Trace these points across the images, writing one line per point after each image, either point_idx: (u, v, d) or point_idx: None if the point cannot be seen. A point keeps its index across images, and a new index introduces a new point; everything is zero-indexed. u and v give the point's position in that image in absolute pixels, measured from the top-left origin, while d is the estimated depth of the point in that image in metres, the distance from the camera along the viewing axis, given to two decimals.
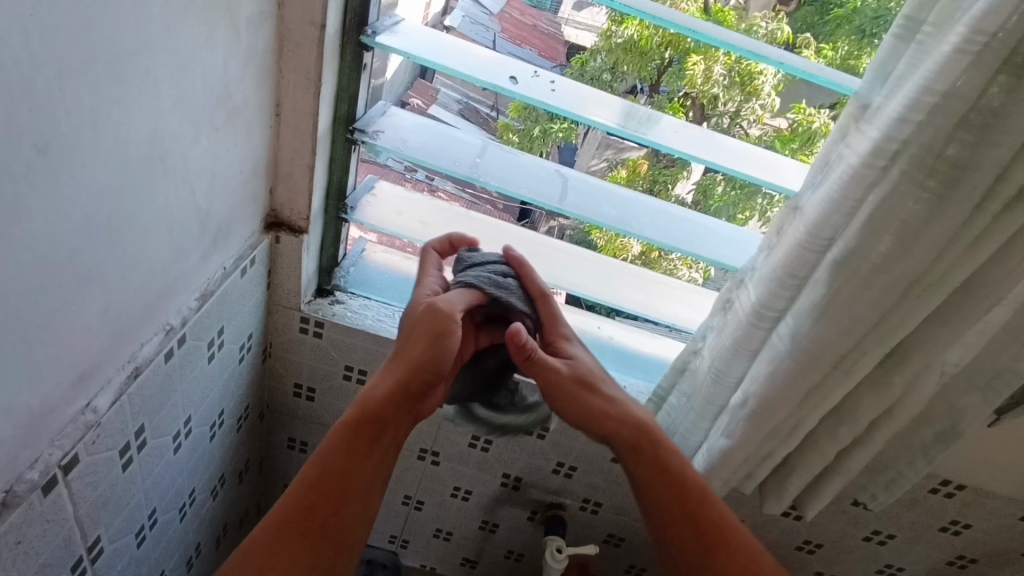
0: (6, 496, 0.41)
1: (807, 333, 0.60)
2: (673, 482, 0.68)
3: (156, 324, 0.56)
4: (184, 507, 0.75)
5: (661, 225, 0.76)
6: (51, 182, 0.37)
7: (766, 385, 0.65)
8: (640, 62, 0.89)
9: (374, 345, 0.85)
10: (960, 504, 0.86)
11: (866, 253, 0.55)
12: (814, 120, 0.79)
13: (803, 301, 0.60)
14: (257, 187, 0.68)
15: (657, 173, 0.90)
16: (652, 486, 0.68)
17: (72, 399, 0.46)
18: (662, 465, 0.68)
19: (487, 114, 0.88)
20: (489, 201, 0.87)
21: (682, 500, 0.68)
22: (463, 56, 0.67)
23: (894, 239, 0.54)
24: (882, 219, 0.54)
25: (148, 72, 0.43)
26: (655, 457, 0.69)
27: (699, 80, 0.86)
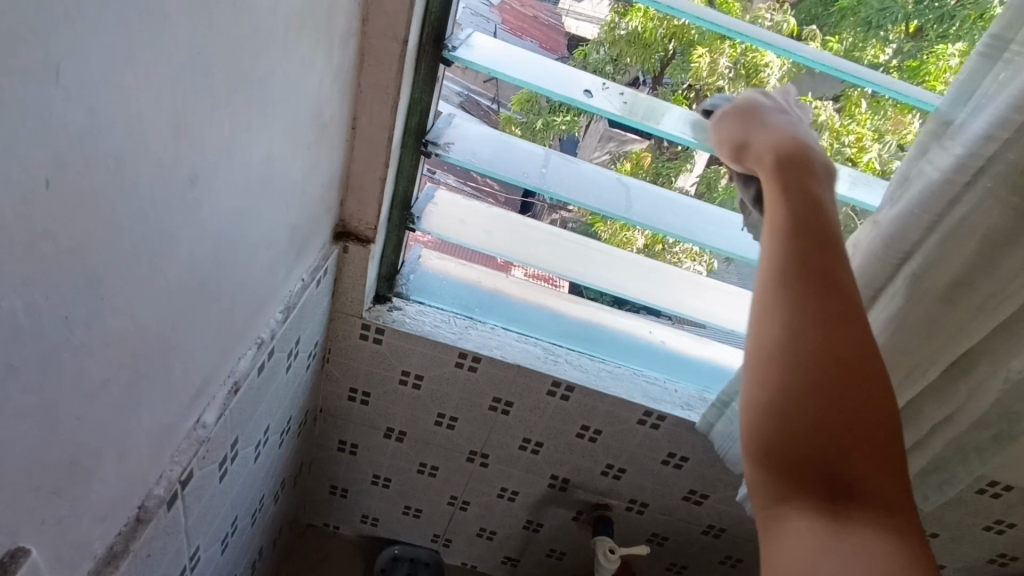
0: (140, 512, 0.43)
1: (880, 345, 0.62)
2: (845, 335, 0.44)
3: (250, 338, 0.57)
4: (254, 513, 0.76)
5: (701, 227, 0.76)
6: (197, 210, 0.38)
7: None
8: (644, 54, 0.79)
9: (432, 351, 0.86)
10: (1006, 503, 0.88)
11: (947, 267, 0.57)
12: (820, 112, 0.74)
13: (878, 312, 0.62)
14: (332, 200, 0.69)
15: (660, 166, 0.86)
16: (803, 320, 0.45)
17: (188, 416, 0.47)
18: (839, 303, 0.45)
19: (488, 107, 0.80)
20: (490, 193, 0.85)
21: (843, 376, 0.43)
22: (536, 70, 0.68)
23: (974, 253, 0.56)
24: (963, 234, 0.55)
25: (269, 97, 0.44)
26: (829, 299, 0.45)
27: (705, 73, 0.79)
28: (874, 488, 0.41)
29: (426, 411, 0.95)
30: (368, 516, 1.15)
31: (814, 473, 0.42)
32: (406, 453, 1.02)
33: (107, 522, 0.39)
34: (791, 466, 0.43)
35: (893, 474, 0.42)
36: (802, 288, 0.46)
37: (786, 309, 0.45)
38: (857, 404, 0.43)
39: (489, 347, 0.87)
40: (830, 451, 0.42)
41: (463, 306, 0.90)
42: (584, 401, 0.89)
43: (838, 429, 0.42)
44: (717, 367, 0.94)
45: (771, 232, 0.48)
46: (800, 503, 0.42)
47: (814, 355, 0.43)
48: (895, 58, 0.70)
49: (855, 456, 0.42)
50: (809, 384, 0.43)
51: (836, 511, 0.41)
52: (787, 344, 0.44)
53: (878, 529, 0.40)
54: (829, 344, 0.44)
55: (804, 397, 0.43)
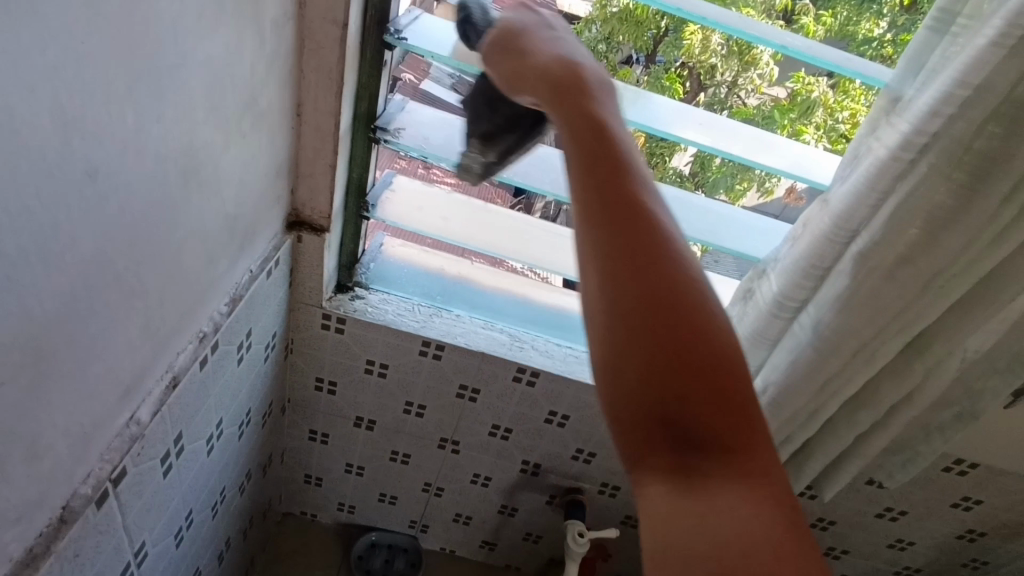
0: (63, 512, 0.42)
1: (828, 324, 0.61)
2: (630, 263, 0.38)
3: (190, 332, 0.56)
4: (216, 505, 0.76)
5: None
6: (101, 205, 0.37)
7: (786, 375, 0.66)
8: (635, 32, 0.77)
9: (395, 340, 0.85)
10: (973, 480, 0.89)
11: (891, 245, 0.56)
12: (811, 88, 0.79)
13: (826, 291, 0.61)
14: (280, 189, 0.68)
15: (654, 147, 0.85)
16: (603, 260, 0.38)
17: (118, 413, 0.46)
18: (624, 224, 0.39)
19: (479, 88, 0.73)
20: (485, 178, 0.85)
21: (684, 317, 0.37)
22: None
23: (920, 230, 0.55)
24: (907, 211, 0.54)
25: (185, 86, 0.42)
26: (626, 228, 0.39)
27: (697, 50, 0.81)
28: (724, 446, 0.36)
29: (394, 400, 0.94)
30: (344, 503, 1.16)
31: (662, 434, 0.36)
32: (378, 442, 1.02)
33: (22, 524, 0.38)
34: (635, 429, 0.37)
35: (744, 428, 0.37)
36: (585, 224, 0.39)
37: (594, 247, 0.39)
38: (671, 346, 0.36)
39: (453, 336, 0.86)
40: (670, 400, 0.36)
41: (427, 294, 0.90)
42: (550, 387, 0.88)
43: (686, 383, 0.36)
44: None
45: (569, 161, 0.42)
46: (654, 464, 0.37)
47: (628, 295, 0.37)
48: (889, 32, 0.66)
49: (701, 409, 0.36)
50: (627, 322, 0.37)
51: (687, 473, 0.36)
52: (609, 283, 0.38)
53: (732, 485, 0.35)
54: (633, 275, 0.37)
55: (638, 348, 0.36)
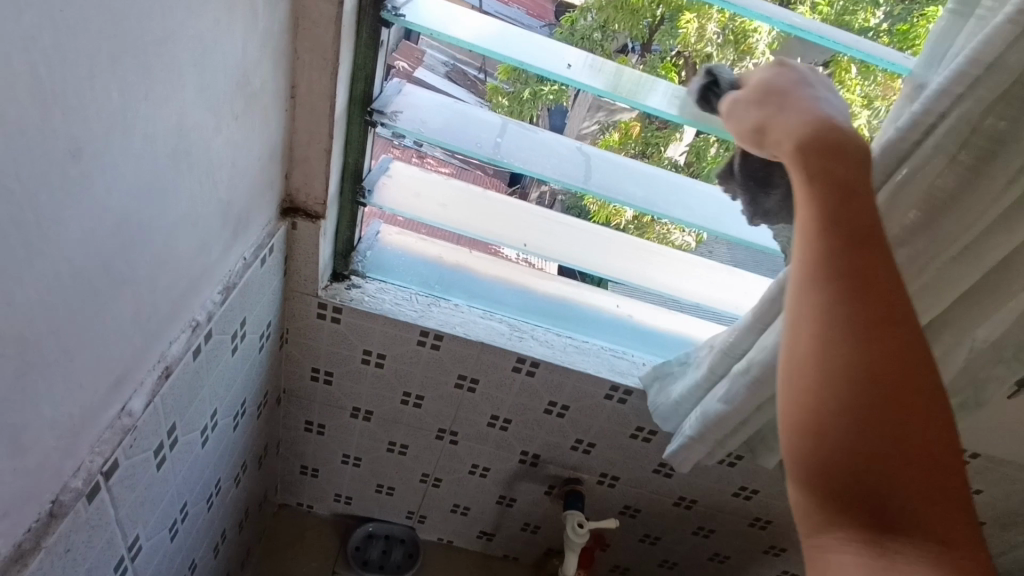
0: (52, 506, 0.40)
1: None
2: (891, 335, 0.39)
3: (183, 321, 0.54)
4: (211, 497, 0.75)
5: (655, 194, 0.73)
6: (86, 186, 0.35)
7: (773, 355, 0.61)
8: (630, 20, 0.78)
9: (393, 329, 0.84)
10: (974, 470, 0.88)
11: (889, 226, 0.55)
12: None
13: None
14: (274, 174, 0.66)
15: (650, 136, 0.83)
16: (844, 341, 0.39)
17: (109, 404, 0.45)
18: (878, 297, 0.40)
19: (474, 77, 0.79)
20: (478, 167, 0.85)
21: (878, 398, 0.38)
22: (489, 32, 0.63)
23: (921, 212, 0.54)
24: (908, 192, 0.53)
25: (173, 63, 0.41)
26: (882, 304, 0.39)
27: (692, 39, 0.75)
28: (937, 523, 0.37)
29: (391, 390, 0.93)
30: (341, 494, 1.15)
31: (860, 506, 0.38)
32: (375, 432, 1.01)
33: (9, 520, 0.37)
34: (836, 500, 0.39)
35: (955, 503, 0.38)
36: (837, 299, 0.40)
37: (826, 326, 0.40)
38: (880, 422, 0.38)
39: (451, 326, 0.84)
40: (876, 475, 0.38)
41: (425, 284, 0.88)
42: (551, 377, 0.87)
43: (879, 459, 0.38)
44: (685, 341, 0.92)
45: (802, 236, 0.42)
46: (844, 535, 0.39)
47: (875, 367, 0.38)
48: (885, 22, 0.66)
49: (908, 484, 0.37)
50: (837, 399, 0.39)
51: (884, 547, 0.37)
52: (843, 360, 0.39)
53: (931, 563, 0.36)
54: (862, 347, 0.39)
55: (841, 423, 0.38)
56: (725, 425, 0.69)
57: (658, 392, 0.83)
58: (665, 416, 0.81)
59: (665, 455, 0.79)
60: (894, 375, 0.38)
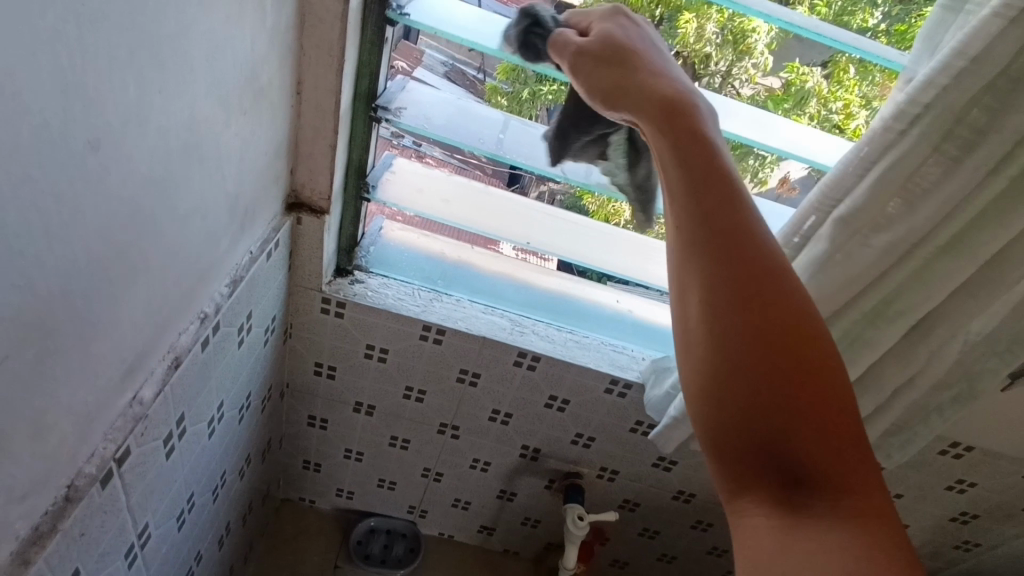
0: (68, 490, 0.42)
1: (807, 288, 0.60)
2: (762, 289, 0.41)
3: (191, 313, 0.55)
4: (216, 489, 0.76)
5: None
6: (103, 177, 0.36)
7: None
8: None
9: (396, 324, 0.85)
10: (968, 463, 0.90)
11: (870, 213, 0.57)
12: (807, 79, 0.74)
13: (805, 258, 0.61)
14: (280, 169, 0.67)
15: None
16: (719, 302, 0.41)
17: (122, 392, 0.46)
18: (743, 255, 0.42)
19: (473, 77, 0.77)
20: (478, 166, 0.84)
21: (760, 352, 0.40)
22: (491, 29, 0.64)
23: (899, 203, 0.56)
24: (891, 180, 0.55)
25: (186, 57, 0.42)
26: (747, 259, 0.42)
27: (691, 39, 0.72)
28: (835, 471, 0.38)
29: (394, 384, 0.94)
30: (343, 489, 1.15)
31: (760, 465, 0.39)
32: (377, 427, 1.02)
33: (28, 502, 0.38)
34: (738, 462, 0.40)
35: (853, 448, 0.39)
36: (711, 262, 0.42)
37: (705, 290, 0.42)
38: (769, 376, 0.39)
39: (454, 321, 0.85)
40: (772, 431, 0.39)
41: (428, 279, 0.89)
42: (551, 371, 0.88)
43: (769, 414, 0.39)
44: None
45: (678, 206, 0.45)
46: (757, 499, 0.40)
47: (752, 322, 0.40)
48: (883, 22, 0.67)
49: (803, 436, 0.39)
50: (722, 360, 0.40)
51: (790, 504, 0.39)
52: (724, 321, 0.41)
53: (836, 511, 0.37)
54: (739, 307, 0.41)
55: (729, 384, 0.40)
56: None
57: (654, 386, 0.84)
58: (657, 406, 0.83)
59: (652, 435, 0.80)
60: (770, 326, 0.40)
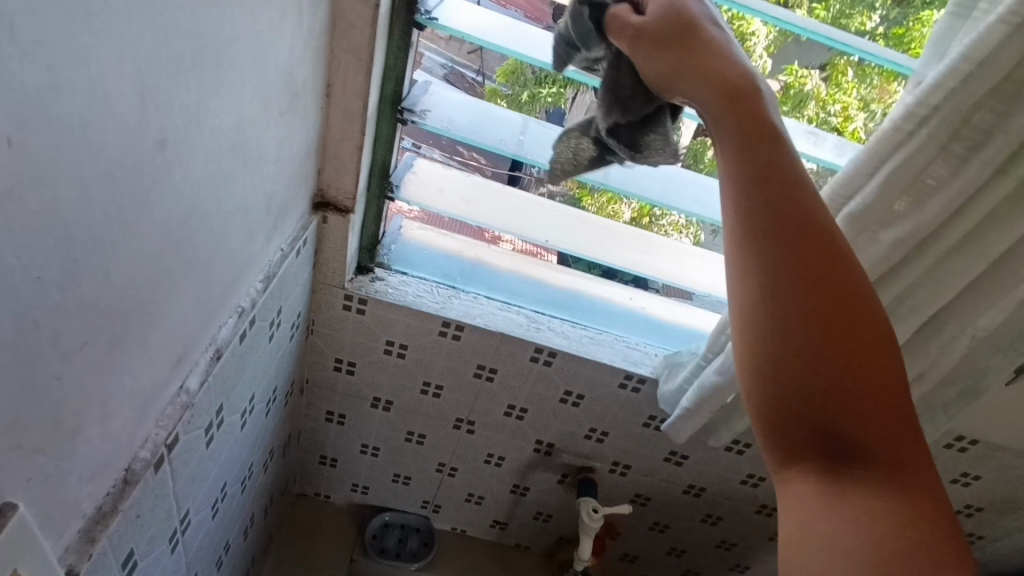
0: (126, 474, 0.44)
1: None
2: (825, 278, 0.44)
3: (230, 307, 0.57)
4: (244, 481, 0.78)
5: (667, 188, 0.77)
6: (167, 174, 0.38)
7: None
8: None
9: (416, 320, 0.87)
10: (973, 456, 0.92)
11: (879, 210, 0.59)
12: (805, 82, 0.75)
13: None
14: (309, 169, 0.69)
15: None
16: (783, 287, 0.44)
17: (171, 381, 0.48)
18: (810, 245, 0.45)
19: (472, 79, 0.77)
20: (477, 168, 0.84)
21: (821, 335, 0.43)
22: (504, 31, 0.66)
23: (907, 201, 0.58)
24: (898, 178, 0.57)
25: (237, 62, 0.44)
26: (812, 250, 0.45)
27: None
28: (885, 448, 0.42)
29: (412, 380, 0.96)
30: (358, 484, 1.18)
31: (811, 436, 0.43)
32: (394, 422, 1.04)
33: (93, 483, 0.40)
34: (788, 432, 0.44)
35: (902, 427, 0.43)
36: (776, 249, 0.45)
37: (767, 275, 0.45)
38: (832, 359, 0.43)
39: (472, 316, 0.88)
40: (830, 410, 0.42)
41: (446, 276, 0.91)
42: (567, 366, 0.90)
43: (826, 392, 0.42)
44: (694, 332, 0.96)
45: (742, 193, 0.47)
46: (805, 471, 0.44)
47: (816, 310, 0.43)
48: (881, 25, 0.69)
49: (859, 413, 0.42)
50: (787, 342, 0.44)
51: (836, 473, 0.43)
52: (788, 307, 0.44)
53: (886, 485, 0.41)
54: (806, 295, 0.44)
55: (791, 365, 0.43)
56: (721, 398, 0.73)
57: (666, 380, 0.87)
58: (669, 398, 0.85)
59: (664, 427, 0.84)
60: (835, 313, 0.43)
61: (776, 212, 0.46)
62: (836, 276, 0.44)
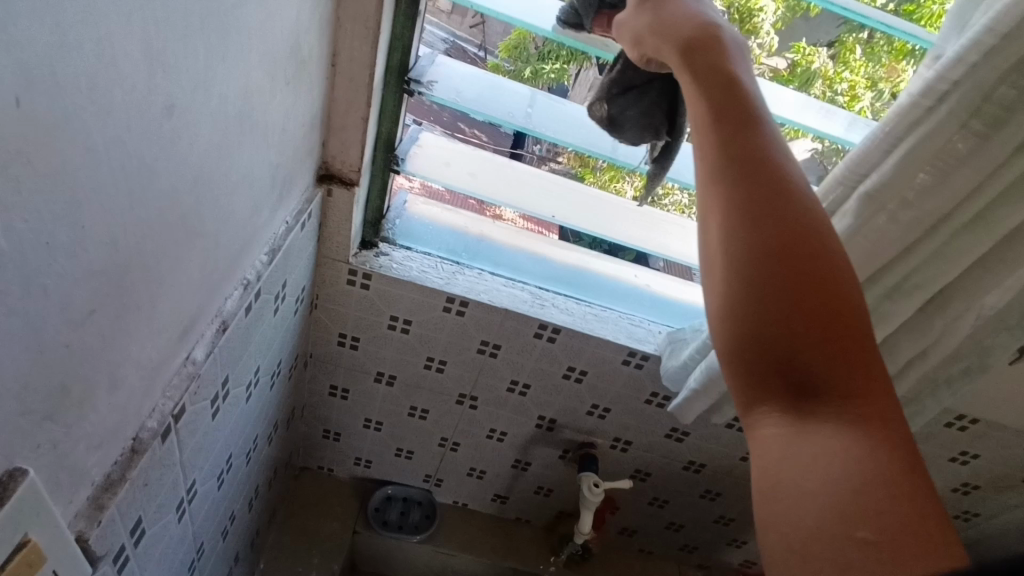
0: (134, 443, 0.44)
1: None
2: (783, 211, 0.42)
3: (235, 279, 0.57)
4: (249, 453, 0.78)
5: (678, 163, 0.77)
6: (175, 142, 0.38)
7: None
8: None
9: (420, 296, 0.87)
10: (972, 436, 0.93)
11: (896, 187, 0.58)
12: (813, 59, 0.73)
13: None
14: (314, 141, 0.68)
15: None
16: (742, 218, 0.42)
17: (178, 351, 0.48)
18: (767, 180, 0.43)
19: (474, 54, 0.77)
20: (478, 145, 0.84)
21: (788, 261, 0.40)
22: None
23: (928, 178, 0.57)
24: (921, 152, 0.56)
25: (245, 26, 0.43)
26: (767, 183, 0.43)
27: None
28: (851, 385, 0.38)
29: (416, 355, 0.96)
30: (362, 458, 1.19)
31: (773, 375, 0.39)
32: (397, 397, 1.05)
33: (103, 450, 0.40)
34: (755, 375, 0.40)
35: (857, 362, 0.39)
36: (738, 183, 0.43)
37: (729, 209, 0.42)
38: (788, 291, 0.40)
39: (477, 292, 0.87)
40: (788, 347, 0.39)
41: (450, 251, 0.91)
42: (571, 343, 0.91)
43: (791, 328, 0.39)
44: (698, 310, 0.95)
45: (706, 131, 0.45)
46: (766, 412, 0.40)
47: (772, 241, 0.41)
48: (894, 2, 0.67)
49: (815, 348, 0.39)
50: (742, 276, 0.40)
51: (800, 411, 0.39)
52: (748, 237, 0.41)
53: (847, 424, 0.37)
54: (762, 226, 0.41)
55: (747, 298, 0.40)
56: None
57: (670, 357, 0.86)
58: (674, 375, 0.85)
59: (670, 407, 0.85)
60: (788, 243, 0.41)
61: (737, 146, 0.44)
62: (795, 208, 0.42)
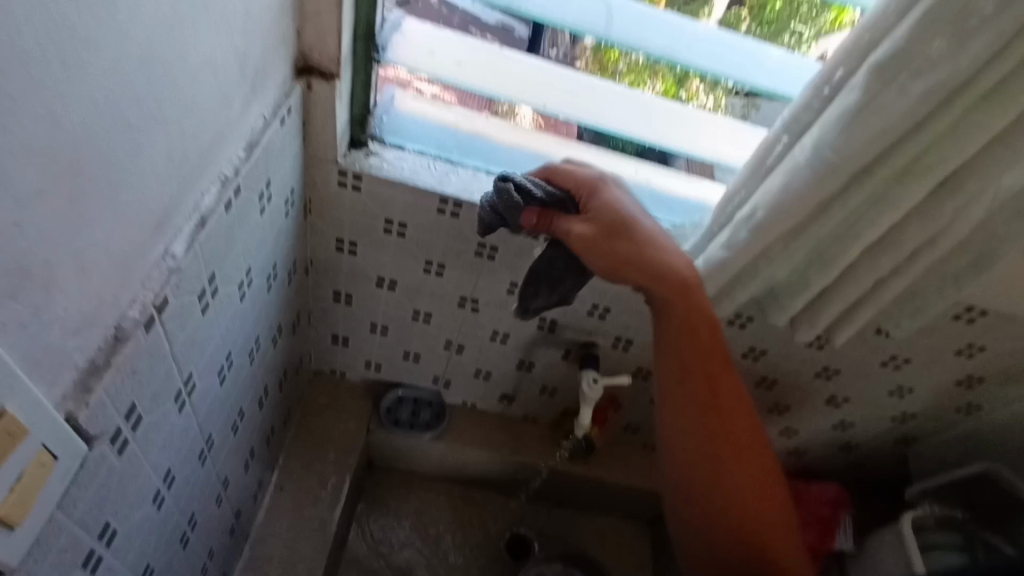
0: (116, 330, 0.45)
1: (834, 143, 0.60)
2: (728, 419, 0.79)
3: (212, 174, 0.57)
4: (252, 353, 0.80)
5: (678, 41, 0.71)
6: (112, 13, 0.35)
7: (776, 198, 0.66)
8: None
9: (413, 197, 0.85)
10: (981, 328, 0.91)
11: (912, 54, 0.54)
12: None
13: (831, 112, 0.61)
14: (286, 29, 0.65)
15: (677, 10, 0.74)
16: (699, 416, 0.79)
17: (153, 244, 0.48)
18: (717, 397, 0.79)
19: None
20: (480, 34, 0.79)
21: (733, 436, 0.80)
22: None
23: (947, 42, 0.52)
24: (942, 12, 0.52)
25: None
26: (718, 391, 0.79)
27: None
28: (752, 497, 0.80)
29: (414, 259, 0.96)
30: (371, 362, 1.22)
31: (725, 513, 0.80)
32: (400, 301, 1.06)
33: (82, 333, 0.41)
34: (703, 501, 0.81)
35: (762, 480, 0.81)
36: (685, 383, 0.78)
37: (689, 403, 0.79)
38: (717, 465, 0.80)
39: (470, 192, 0.86)
40: (721, 498, 0.80)
41: (441, 148, 0.88)
42: None
43: (727, 497, 0.80)
44: (697, 205, 0.92)
45: (665, 321, 0.75)
46: (723, 546, 0.80)
47: (714, 428, 0.79)
48: None
49: (738, 491, 0.79)
50: (696, 469, 0.81)
51: (750, 550, 0.79)
52: (698, 442, 0.80)
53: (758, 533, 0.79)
54: (707, 434, 0.79)
55: (692, 457, 0.81)
56: (727, 270, 0.74)
57: None
58: None
59: None
60: (717, 437, 0.79)
61: (697, 366, 0.77)
62: (726, 388, 0.79)
